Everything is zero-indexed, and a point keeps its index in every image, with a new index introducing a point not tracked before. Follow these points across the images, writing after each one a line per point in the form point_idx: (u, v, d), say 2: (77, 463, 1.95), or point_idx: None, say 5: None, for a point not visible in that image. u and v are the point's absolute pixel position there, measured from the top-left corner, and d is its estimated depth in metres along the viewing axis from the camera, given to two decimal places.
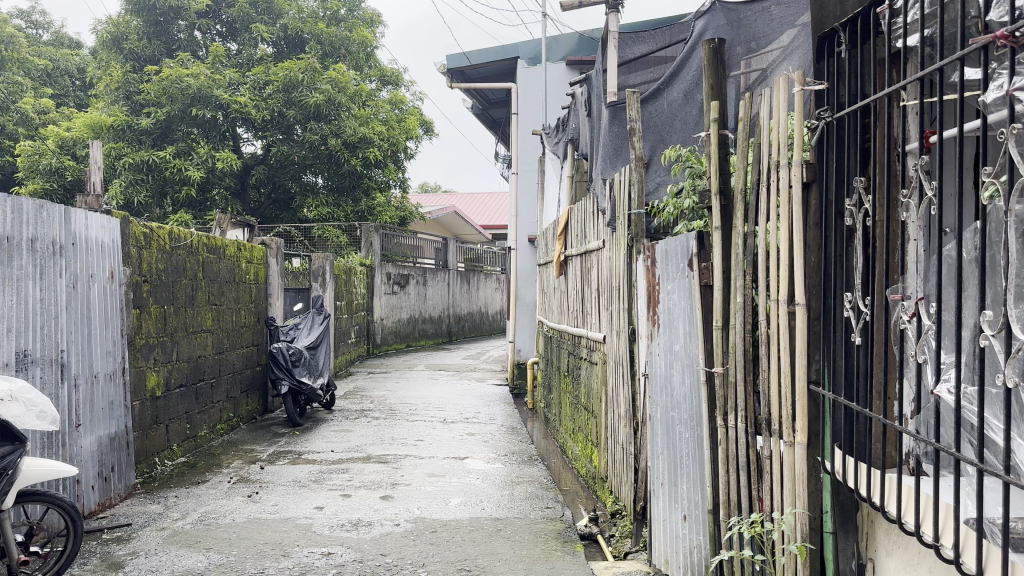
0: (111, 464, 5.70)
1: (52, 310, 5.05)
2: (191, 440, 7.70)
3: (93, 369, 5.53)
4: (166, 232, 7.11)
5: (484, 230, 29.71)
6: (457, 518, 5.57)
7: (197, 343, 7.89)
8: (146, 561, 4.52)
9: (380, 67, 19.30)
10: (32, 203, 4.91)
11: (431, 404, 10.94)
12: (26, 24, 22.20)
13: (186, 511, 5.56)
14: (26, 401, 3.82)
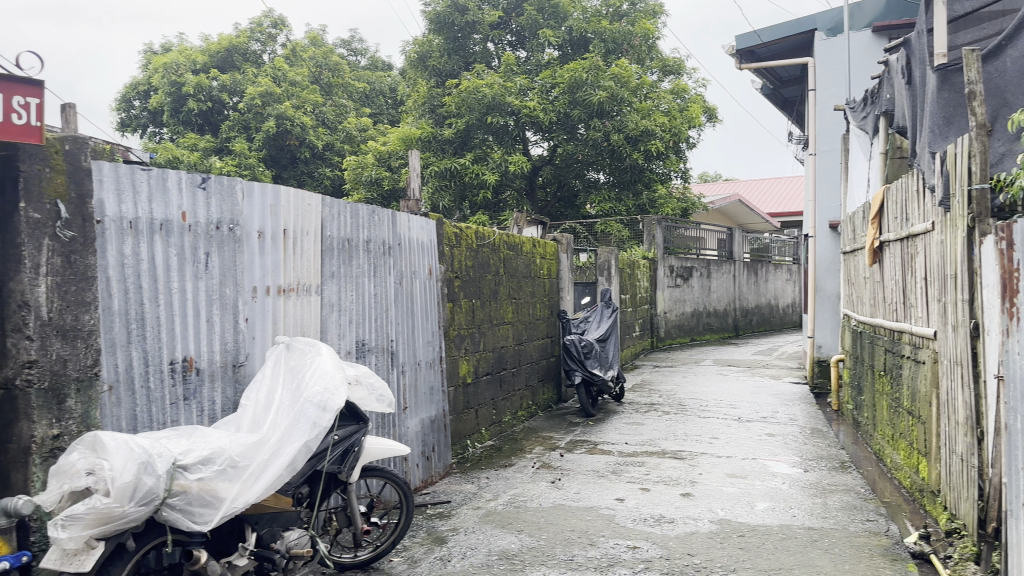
0: (432, 444, 6.21)
1: (383, 303, 5.61)
2: (496, 425, 8.17)
3: (416, 357, 6.05)
4: (472, 231, 7.60)
5: (772, 218, 28.20)
6: (765, 523, 5.26)
7: (500, 334, 8.35)
8: (467, 538, 4.82)
9: (662, 58, 19.21)
10: (366, 208, 5.45)
11: (724, 400, 10.57)
12: (348, 52, 25.20)
13: (497, 493, 5.88)
14: (368, 385, 3.97)
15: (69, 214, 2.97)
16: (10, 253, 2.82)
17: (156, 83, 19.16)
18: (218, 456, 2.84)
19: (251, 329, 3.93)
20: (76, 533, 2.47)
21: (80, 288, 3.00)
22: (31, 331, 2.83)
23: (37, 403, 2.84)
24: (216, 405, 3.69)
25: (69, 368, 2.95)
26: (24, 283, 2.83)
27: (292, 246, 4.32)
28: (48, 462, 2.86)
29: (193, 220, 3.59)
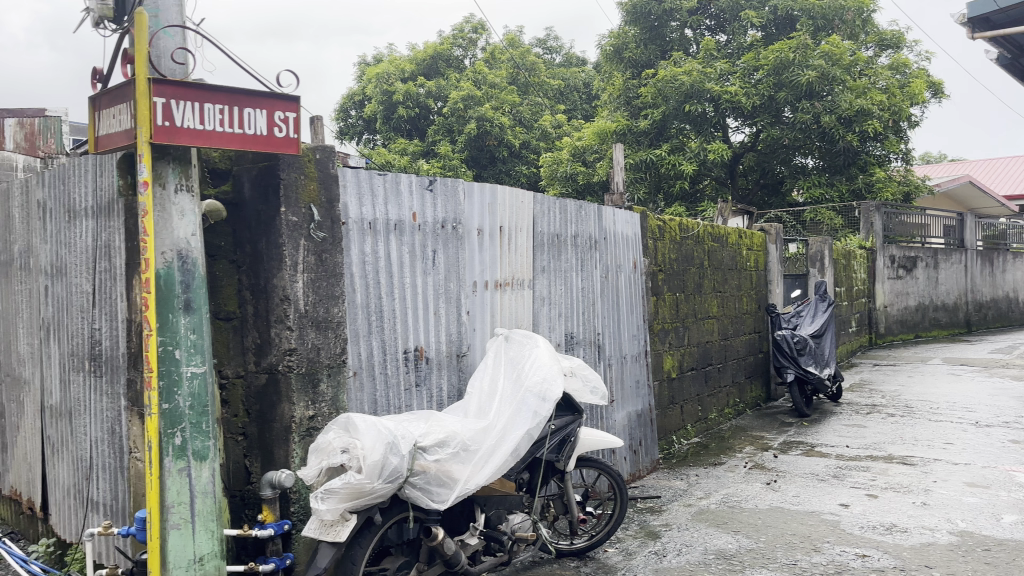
0: (639, 438, 6.22)
1: (590, 297, 5.68)
2: (703, 423, 8.01)
3: (622, 351, 6.08)
4: (676, 223, 7.49)
5: (1012, 202, 25.19)
6: (1016, 538, 4.74)
7: (706, 328, 8.16)
8: (680, 534, 4.76)
9: (877, 31, 17.84)
10: (573, 203, 5.52)
11: (958, 403, 9.61)
12: (544, 51, 25.58)
13: (708, 491, 5.77)
14: (584, 377, 3.96)
15: (319, 217, 3.21)
16: (274, 253, 3.10)
17: (370, 93, 20.39)
18: (451, 439, 3.02)
19: (472, 321, 4.11)
20: (334, 505, 2.71)
21: (330, 283, 3.24)
22: (291, 322, 3.09)
23: (296, 386, 3.09)
24: (443, 392, 3.91)
25: (322, 356, 3.20)
26: (285, 280, 3.09)
27: (507, 243, 4.48)
28: (305, 440, 3.11)
29: (422, 220, 3.82)
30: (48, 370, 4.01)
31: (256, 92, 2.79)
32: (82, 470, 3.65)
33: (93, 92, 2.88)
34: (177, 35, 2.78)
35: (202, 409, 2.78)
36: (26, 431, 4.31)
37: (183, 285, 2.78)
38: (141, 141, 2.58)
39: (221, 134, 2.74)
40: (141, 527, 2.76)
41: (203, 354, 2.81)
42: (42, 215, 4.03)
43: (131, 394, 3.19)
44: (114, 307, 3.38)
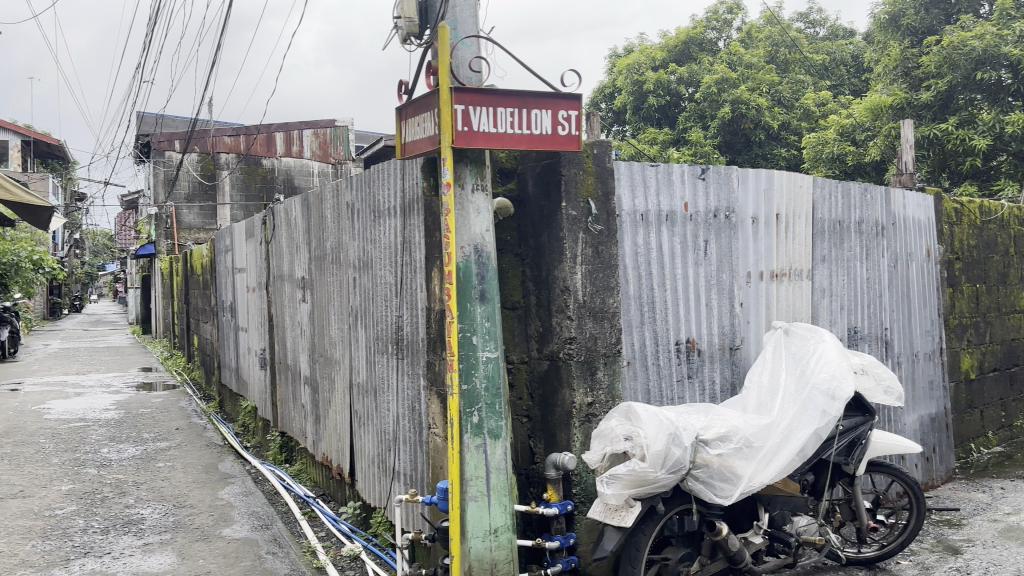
0: (931, 444, 5.65)
1: (876, 288, 5.24)
2: (1008, 431, 7.07)
3: (913, 348, 5.57)
4: (977, 206, 6.65)
5: None
6: None
7: (1012, 324, 7.18)
8: (986, 552, 4.26)
9: None
10: (858, 186, 5.10)
11: None
12: (806, 25, 23.67)
13: (1019, 506, 5.09)
14: (875, 375, 3.66)
15: (597, 210, 3.23)
16: (555, 246, 3.18)
17: (619, 84, 18.05)
18: (734, 434, 2.99)
19: (745, 314, 3.98)
20: (619, 491, 2.80)
21: (605, 274, 3.25)
22: (572, 312, 3.14)
23: (576, 373, 3.14)
24: (716, 385, 3.84)
25: (599, 345, 3.22)
26: (566, 271, 3.15)
27: (784, 231, 4.29)
28: (586, 425, 3.16)
29: (694, 210, 3.76)
30: (356, 352, 4.54)
31: (542, 93, 2.91)
32: (385, 441, 4.06)
33: (400, 103, 3.19)
34: (473, 45, 3.00)
35: (496, 391, 2.98)
36: (337, 405, 4.90)
37: (479, 277, 2.99)
38: (444, 145, 2.82)
39: (512, 134, 2.89)
40: (443, 495, 3.03)
41: (496, 340, 3.01)
42: (351, 216, 4.58)
43: (430, 375, 3.50)
44: (414, 296, 3.74)
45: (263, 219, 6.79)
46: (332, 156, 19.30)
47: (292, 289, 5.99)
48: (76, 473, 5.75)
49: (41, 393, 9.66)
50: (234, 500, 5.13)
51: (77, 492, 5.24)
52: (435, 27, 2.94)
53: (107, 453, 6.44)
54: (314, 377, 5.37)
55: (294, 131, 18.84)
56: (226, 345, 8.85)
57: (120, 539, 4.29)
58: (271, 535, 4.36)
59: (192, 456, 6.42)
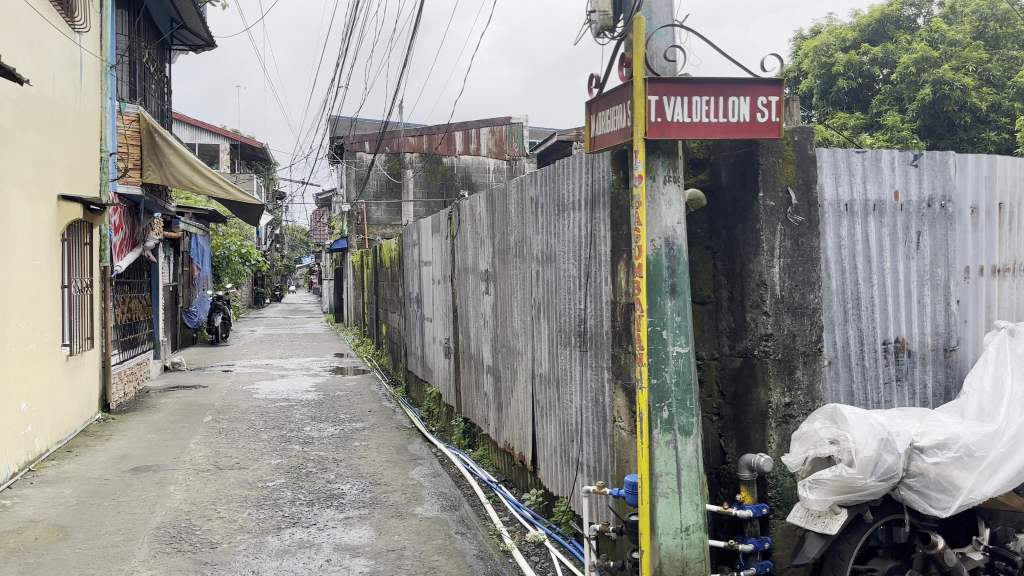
0: None
1: None
2: None
3: None
4: None
5: None
6: None
7: None
8: None
9: None
10: None
11: None
12: None
13: None
14: None
15: (797, 200, 3.08)
16: (751, 239, 3.06)
17: (806, 68, 16.25)
18: (954, 443, 2.76)
19: (963, 312, 3.64)
20: (823, 497, 2.70)
21: (806, 268, 3.09)
22: (768, 307, 3.02)
23: (773, 372, 3.01)
24: (928, 389, 3.54)
25: (799, 343, 3.07)
26: (762, 264, 3.03)
27: (1011, 222, 3.86)
28: (782, 427, 3.03)
29: (906, 199, 3.48)
30: (539, 344, 4.61)
31: (740, 79, 2.80)
32: (568, 432, 4.10)
33: (590, 98, 3.18)
34: (667, 34, 2.95)
35: (687, 387, 2.91)
36: (520, 395, 5.01)
37: (670, 270, 2.93)
38: (637, 137, 2.78)
39: (707, 124, 2.81)
40: (632, 489, 3.01)
41: (687, 335, 2.94)
42: (536, 210, 4.65)
43: (615, 368, 3.48)
44: (599, 290, 3.72)
45: (449, 214, 7.05)
46: (507, 153, 19.52)
47: (476, 281, 6.19)
48: (284, 448, 6.28)
49: (252, 374, 10.64)
50: (423, 480, 5.39)
51: (286, 466, 5.72)
52: (630, 18, 2.92)
53: (309, 431, 6.99)
54: (497, 366, 5.53)
55: (472, 129, 19.12)
56: (412, 334, 9.31)
57: (323, 511, 4.64)
58: (459, 517, 4.54)
59: (383, 437, 6.83)
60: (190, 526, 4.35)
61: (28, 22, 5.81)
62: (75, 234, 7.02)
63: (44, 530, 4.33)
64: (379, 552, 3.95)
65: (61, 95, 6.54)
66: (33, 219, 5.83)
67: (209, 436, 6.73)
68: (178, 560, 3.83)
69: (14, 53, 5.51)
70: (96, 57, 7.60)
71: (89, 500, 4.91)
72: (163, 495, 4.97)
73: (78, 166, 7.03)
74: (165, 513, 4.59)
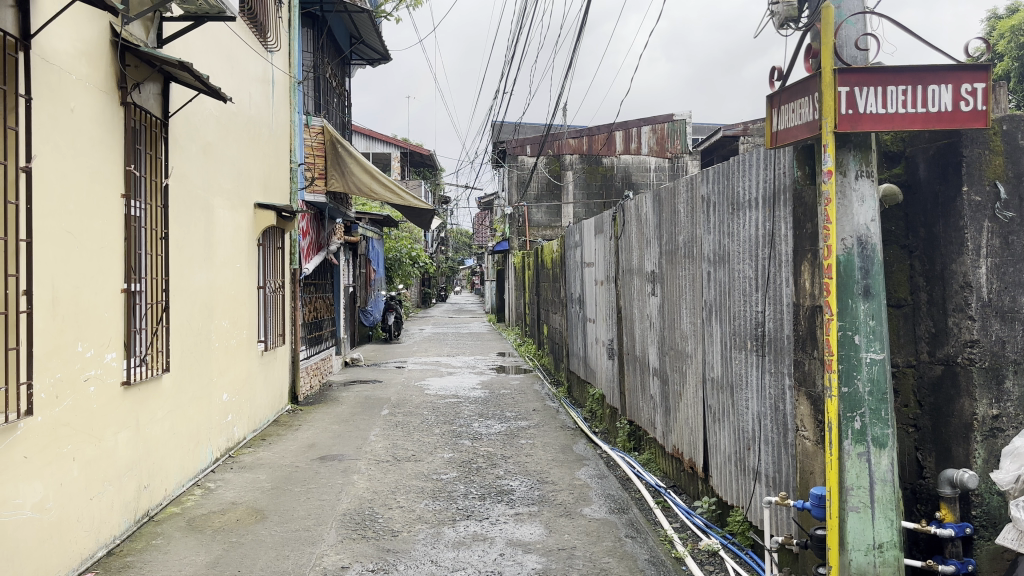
0: None
1: None
2: None
3: None
4: None
5: None
6: None
7: None
8: None
9: None
10: None
11: None
12: None
13: None
14: None
15: (1008, 194, 2.81)
16: (954, 237, 2.83)
17: (1002, 50, 14.18)
18: None
19: None
20: None
21: (1019, 268, 2.80)
22: (973, 311, 2.78)
23: (978, 381, 2.78)
24: None
25: (1009, 350, 2.79)
26: (967, 264, 2.79)
27: None
28: (989, 441, 2.77)
29: None
30: (710, 347, 4.50)
31: (941, 65, 2.59)
32: (743, 439, 3.98)
33: (772, 91, 3.07)
34: (858, 23, 2.80)
35: (882, 396, 2.74)
36: (689, 399, 4.91)
37: (863, 271, 2.76)
38: (827, 131, 2.66)
39: (904, 114, 2.63)
40: (818, 503, 2.87)
41: (882, 340, 2.76)
42: (707, 209, 4.53)
43: (797, 374, 3.33)
44: (779, 293, 3.56)
45: (614, 214, 7.03)
46: (670, 151, 18.96)
47: (641, 282, 6.13)
48: (455, 443, 6.52)
49: (423, 371, 11.13)
50: (590, 481, 5.41)
51: (457, 460, 5.93)
52: (818, 7, 2.79)
53: (478, 427, 7.21)
54: (665, 369, 5.45)
55: (633, 129, 18.76)
56: (574, 335, 9.37)
57: (495, 506, 4.77)
58: (628, 520, 4.52)
59: (549, 436, 6.92)
60: (373, 514, 4.61)
61: (228, 45, 6.37)
62: (269, 239, 7.64)
63: (245, 512, 4.74)
64: (550, 549, 4.01)
65: (256, 111, 7.13)
66: (234, 226, 6.42)
67: (387, 429, 7.10)
68: (364, 546, 4.07)
69: (217, 74, 6.07)
70: (287, 74, 8.24)
71: (282, 486, 5.32)
72: (348, 483, 5.30)
73: (272, 176, 7.65)
74: (350, 501, 4.89)
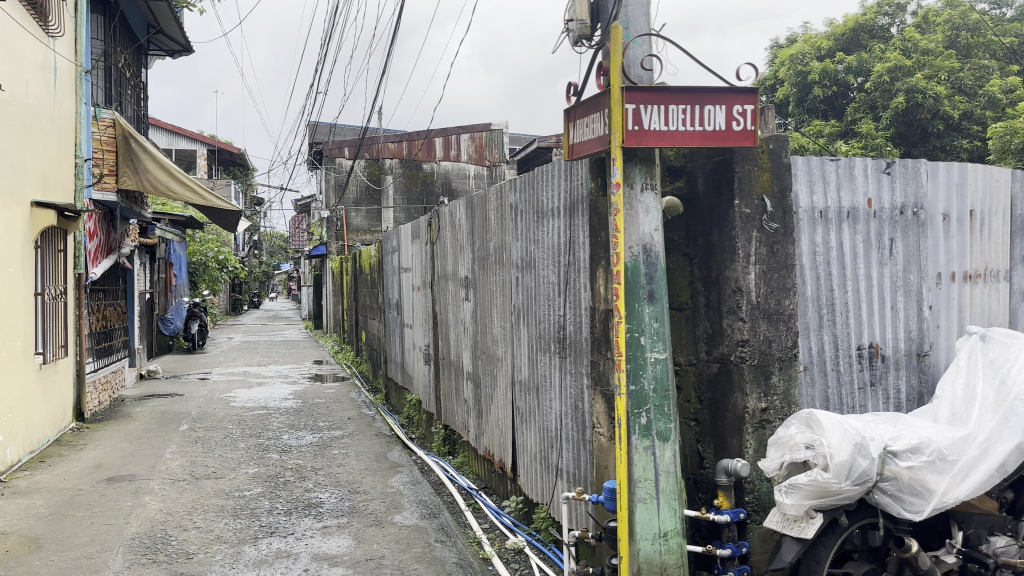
0: None
1: None
2: None
3: None
4: None
5: None
6: None
7: None
8: None
9: None
10: None
11: None
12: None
13: None
14: None
15: (773, 208, 3.11)
16: (728, 245, 3.09)
17: (781, 76, 15.61)
18: (926, 447, 2.81)
19: (935, 318, 3.59)
20: (799, 501, 2.73)
21: (781, 275, 3.11)
22: (744, 313, 3.04)
23: (749, 377, 3.04)
24: (902, 395, 3.49)
25: (774, 348, 3.09)
26: (739, 271, 3.05)
27: (980, 228, 3.77)
28: (758, 432, 3.05)
29: (878, 206, 3.44)
30: (518, 350, 4.62)
31: (714, 88, 2.82)
32: (547, 438, 4.11)
33: (568, 105, 3.19)
34: (644, 43, 2.98)
35: (664, 393, 2.93)
36: (499, 402, 5.01)
37: (648, 277, 2.95)
38: (615, 145, 2.80)
39: (684, 132, 2.83)
40: (610, 496, 3.03)
41: (664, 341, 2.95)
42: (514, 216, 4.66)
43: (594, 375, 3.48)
44: (578, 297, 3.72)
45: (428, 220, 7.04)
46: (488, 159, 19.87)
47: (455, 288, 6.18)
48: (261, 457, 6.23)
49: (231, 382, 10.56)
50: (402, 488, 5.37)
51: (263, 475, 5.67)
52: (607, 26, 2.95)
53: (287, 439, 6.94)
54: (477, 373, 5.52)
55: (452, 136, 19.53)
56: (391, 340, 9.28)
57: (302, 521, 4.61)
58: (439, 525, 4.53)
59: (361, 445, 6.79)
60: (165, 536, 4.29)
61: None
62: (49, 240, 6.94)
63: (15, 543, 4.26)
64: (357, 561, 3.93)
65: (34, 100, 6.46)
66: (5, 226, 5.76)
67: (186, 445, 6.65)
68: (153, 571, 3.79)
69: None
70: (71, 61, 7.53)
71: (62, 512, 4.83)
72: (139, 505, 4.91)
73: (52, 172, 6.96)
74: (139, 524, 4.53)
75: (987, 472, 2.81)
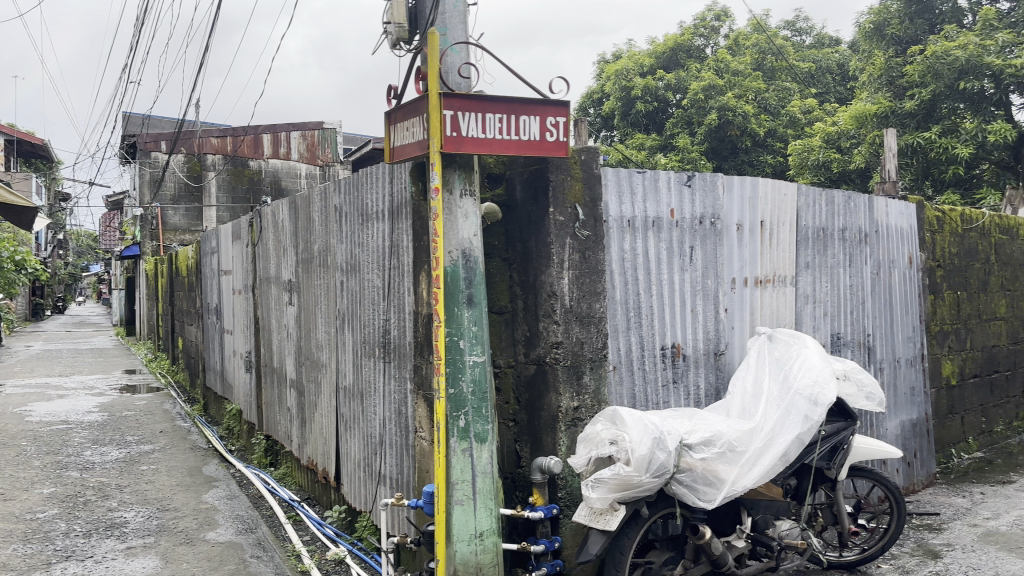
0: (914, 450, 5.17)
1: (859, 296, 4.86)
2: (988, 437, 6.25)
3: (895, 354, 5.15)
4: (959, 213, 5.97)
5: None
6: None
7: (993, 332, 6.34)
8: (965, 556, 3.94)
9: None
10: (842, 194, 4.74)
11: None
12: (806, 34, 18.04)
13: (998, 511, 4.66)
14: (814, 374, 3.33)
15: (584, 216, 3.25)
16: (543, 251, 3.19)
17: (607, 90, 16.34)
18: (718, 439, 3.05)
19: (730, 319, 3.90)
20: (604, 494, 2.86)
21: (592, 280, 3.26)
22: (558, 316, 3.16)
23: (562, 378, 3.16)
24: (701, 391, 3.77)
25: (586, 350, 3.23)
26: (553, 276, 3.17)
27: (769, 239, 4.15)
28: (571, 430, 3.17)
29: (680, 217, 3.69)
30: (342, 355, 4.53)
31: (528, 99, 2.91)
32: (370, 444, 4.06)
33: (388, 109, 3.18)
34: (462, 51, 3.02)
35: (482, 395, 2.98)
36: (323, 409, 4.89)
37: (467, 281, 2.99)
38: (433, 150, 2.82)
39: (500, 140, 2.90)
40: (429, 500, 3.04)
41: (483, 344, 3.01)
42: (339, 218, 4.57)
43: (416, 379, 3.49)
44: (401, 301, 3.71)
45: (251, 221, 6.75)
46: (320, 159, 19.28)
47: (278, 291, 5.97)
48: (58, 476, 5.71)
49: (26, 395, 9.59)
50: (218, 503, 5.11)
51: (59, 496, 5.20)
52: (426, 32, 2.96)
53: (90, 456, 6.40)
54: (300, 380, 5.36)
55: (281, 132, 18.72)
56: (211, 347, 8.80)
57: (102, 543, 4.26)
58: (256, 539, 4.35)
59: (175, 459, 6.39)
60: None
61: None
62: None
63: None
64: None
65: None
66: None
67: None
68: None
69: None
70: None
71: None
72: None
73: None
74: None
75: (768, 460, 3.10)
